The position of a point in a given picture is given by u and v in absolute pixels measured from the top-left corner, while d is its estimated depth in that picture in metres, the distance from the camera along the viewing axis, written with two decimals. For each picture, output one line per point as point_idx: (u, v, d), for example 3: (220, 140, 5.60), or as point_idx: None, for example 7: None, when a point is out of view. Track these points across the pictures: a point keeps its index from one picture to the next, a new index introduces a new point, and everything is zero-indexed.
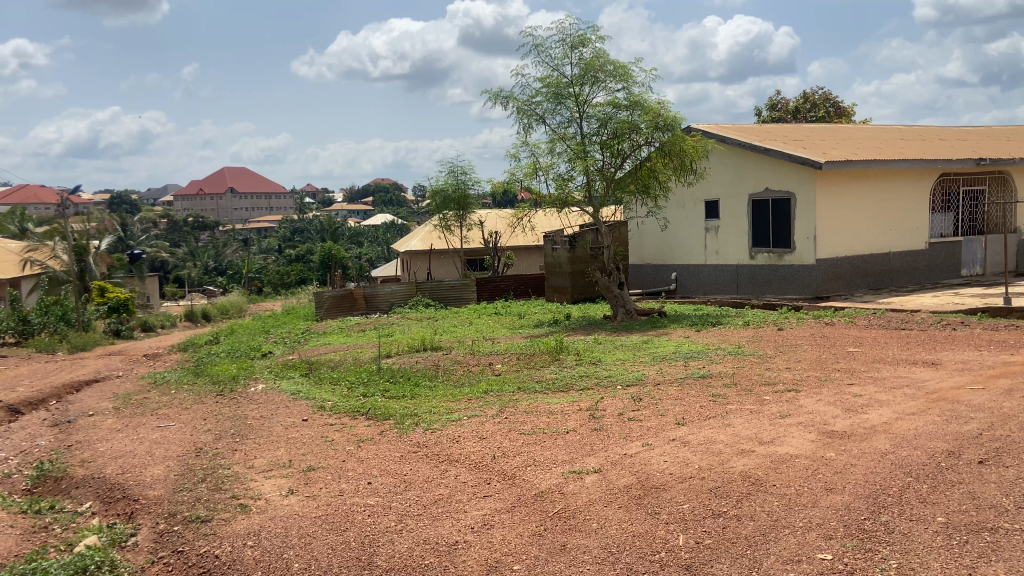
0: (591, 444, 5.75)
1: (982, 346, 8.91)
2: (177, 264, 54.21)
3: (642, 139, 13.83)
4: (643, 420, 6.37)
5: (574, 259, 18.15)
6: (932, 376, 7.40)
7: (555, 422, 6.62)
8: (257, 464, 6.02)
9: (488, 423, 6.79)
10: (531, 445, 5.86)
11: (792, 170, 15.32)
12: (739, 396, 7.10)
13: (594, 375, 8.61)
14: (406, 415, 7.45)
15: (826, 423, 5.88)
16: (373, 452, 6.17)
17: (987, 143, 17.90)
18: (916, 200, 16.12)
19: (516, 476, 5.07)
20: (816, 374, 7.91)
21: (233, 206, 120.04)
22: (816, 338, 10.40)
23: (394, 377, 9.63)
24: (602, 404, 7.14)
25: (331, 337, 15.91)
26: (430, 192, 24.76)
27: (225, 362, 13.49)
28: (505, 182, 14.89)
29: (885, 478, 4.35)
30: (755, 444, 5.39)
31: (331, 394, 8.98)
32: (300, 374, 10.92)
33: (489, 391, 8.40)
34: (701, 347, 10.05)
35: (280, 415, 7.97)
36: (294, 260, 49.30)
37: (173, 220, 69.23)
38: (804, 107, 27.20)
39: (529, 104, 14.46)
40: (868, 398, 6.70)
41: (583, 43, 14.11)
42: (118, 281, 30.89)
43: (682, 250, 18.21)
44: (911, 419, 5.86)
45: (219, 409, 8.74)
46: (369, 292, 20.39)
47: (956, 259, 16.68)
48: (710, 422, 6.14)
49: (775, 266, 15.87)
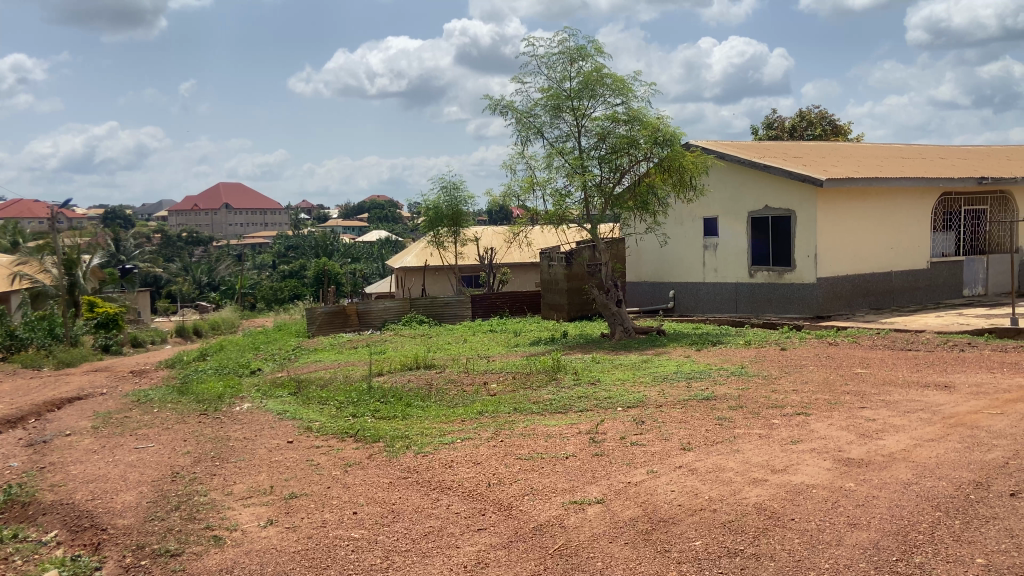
0: (592, 470, 5.42)
1: (994, 368, 8.61)
2: (169, 279, 53.79)
3: (642, 154, 13.59)
4: (647, 445, 6.04)
5: (571, 276, 17.83)
6: (947, 400, 7.07)
7: (554, 446, 6.27)
8: (235, 491, 5.68)
9: (482, 447, 6.46)
10: (529, 471, 5.52)
11: (792, 188, 15.10)
12: (746, 419, 6.77)
13: (593, 396, 8.26)
14: (397, 438, 7.11)
15: (841, 450, 5.55)
16: (360, 477, 5.82)
17: (987, 162, 17.72)
18: (918, 219, 15.89)
19: (513, 506, 4.72)
20: (825, 396, 7.58)
21: (227, 222, 119.74)
22: (821, 359, 10.08)
23: (385, 396, 9.28)
24: (602, 427, 6.80)
25: (322, 354, 15.55)
26: (422, 209, 24.37)
27: (211, 379, 13.12)
28: (501, 196, 14.62)
29: (914, 513, 4.01)
30: (768, 473, 5.05)
31: (319, 415, 8.62)
32: (288, 392, 10.57)
33: (484, 411, 8.07)
34: (703, 367, 9.73)
35: (264, 437, 7.60)
36: (287, 276, 48.92)
37: (166, 235, 68.88)
38: (801, 125, 27.10)
39: (528, 116, 14.21)
40: (882, 423, 6.37)
41: (583, 56, 13.90)
42: (108, 297, 30.48)
43: (680, 267, 17.93)
44: (930, 446, 5.52)
45: (201, 429, 8.37)
46: (361, 308, 20.06)
47: (958, 278, 16.44)
48: (717, 448, 5.80)
49: (774, 284, 15.58)
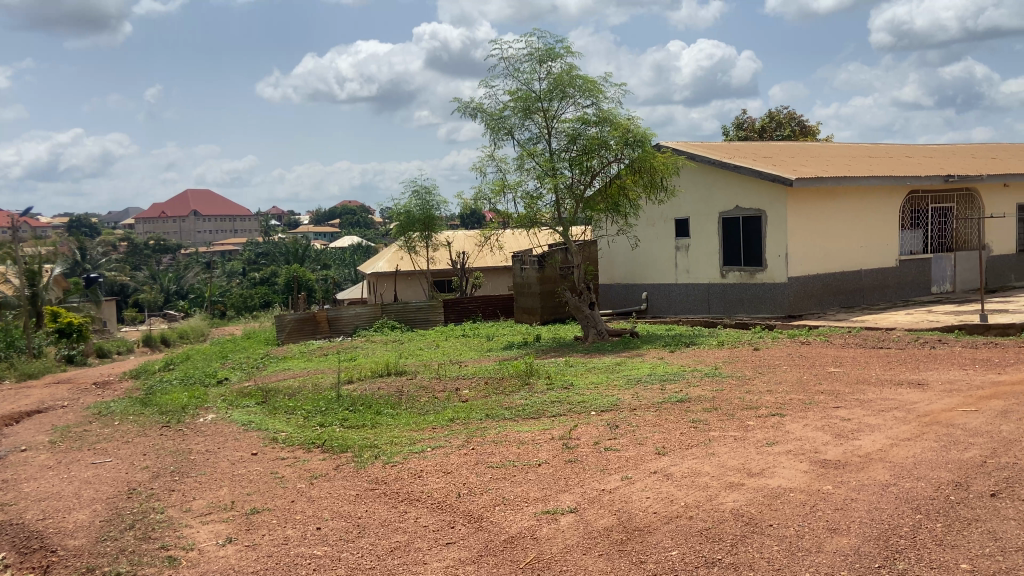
0: (565, 478, 5.26)
1: (966, 365, 8.62)
2: (136, 288, 52.81)
3: (612, 156, 13.52)
4: (621, 450, 5.90)
5: (544, 279, 17.71)
6: (921, 398, 7.03)
7: (526, 453, 6.11)
8: (194, 508, 5.48)
9: (453, 455, 6.28)
10: (500, 480, 5.35)
11: (762, 188, 15.11)
12: (720, 422, 6.67)
13: (566, 401, 8.12)
14: (365, 447, 6.92)
15: (817, 451, 5.46)
16: (325, 490, 5.62)
17: (953, 161, 17.93)
18: (886, 218, 16.00)
19: (483, 518, 4.55)
20: (799, 396, 7.51)
21: (195, 229, 118.19)
22: (794, 358, 10.04)
23: (355, 404, 9.05)
24: (575, 433, 6.65)
25: (291, 362, 15.25)
26: (393, 214, 24.11)
27: (176, 390, 12.77)
28: (472, 199, 14.46)
29: (893, 516, 3.91)
30: (744, 476, 4.94)
31: (285, 425, 8.38)
32: (254, 402, 10.29)
33: (455, 418, 7.90)
34: (677, 368, 9.64)
35: (227, 449, 7.35)
36: (258, 283, 48.23)
37: (132, 243, 67.67)
38: (770, 126, 27.31)
39: (498, 118, 14.07)
40: (857, 422, 6.30)
41: (552, 57, 13.80)
42: (72, 307, 29.77)
43: (652, 269, 17.90)
44: (906, 446, 5.46)
45: (162, 443, 8.09)
46: (332, 314, 19.75)
47: (926, 276, 16.56)
48: (692, 451, 5.68)
49: (746, 284, 15.60)
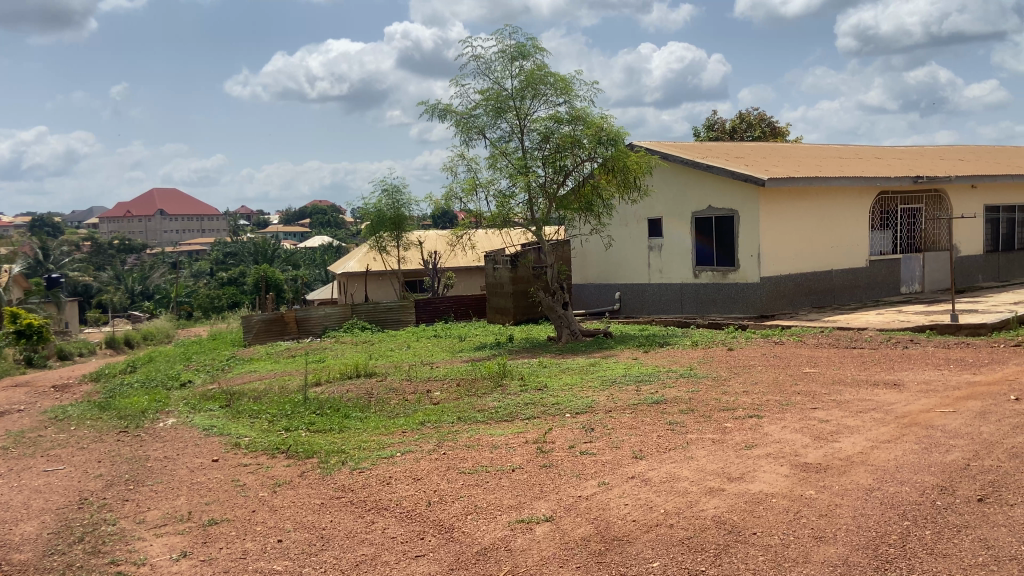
0: (539, 484, 5.06)
1: (941, 365, 8.59)
2: (100, 288, 51.67)
3: (585, 154, 13.37)
4: (597, 454, 5.72)
5: (516, 279, 17.52)
6: (898, 398, 6.95)
7: (499, 457, 5.91)
8: (148, 519, 5.21)
9: (423, 460, 6.06)
10: (472, 487, 5.14)
11: (734, 188, 15.07)
12: (698, 423, 6.52)
13: (540, 403, 7.93)
14: (333, 452, 6.68)
15: (797, 454, 5.33)
16: (289, 499, 5.38)
17: (921, 162, 18.08)
18: (857, 218, 16.06)
19: (455, 528, 4.34)
20: (776, 397, 7.40)
21: (162, 229, 116.26)
22: (768, 358, 9.96)
23: (322, 408, 8.78)
24: (549, 436, 6.46)
25: (258, 364, 14.89)
26: (364, 213, 23.76)
27: (136, 394, 12.36)
28: (444, 199, 14.23)
29: (880, 523, 3.78)
30: (724, 481, 4.79)
31: (249, 429, 8.09)
32: (218, 405, 9.97)
33: (426, 421, 7.67)
34: (652, 369, 9.51)
35: (187, 456, 7.05)
36: (226, 283, 47.42)
37: (96, 243, 66.23)
38: (741, 127, 27.41)
39: (469, 116, 13.86)
40: (836, 424, 6.19)
41: (524, 55, 13.61)
42: (33, 308, 28.97)
43: (625, 269, 17.82)
44: (887, 448, 5.35)
45: (120, 449, 7.76)
46: (301, 315, 19.39)
47: (895, 276, 16.65)
48: (670, 455, 5.52)
49: (718, 284, 15.56)
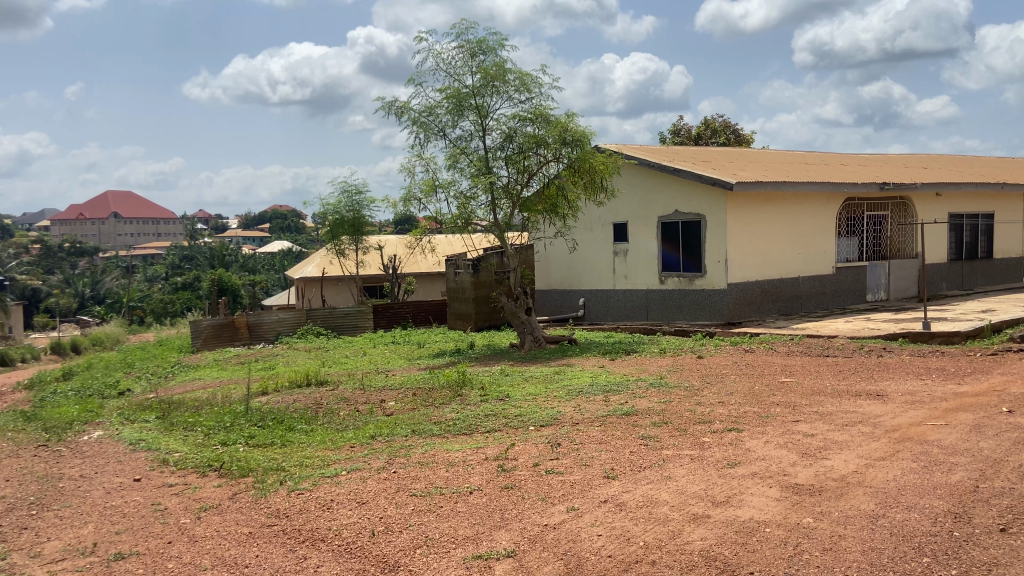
0: (500, 510, 4.47)
1: (922, 374, 8.22)
2: (47, 291, 49.63)
3: (550, 154, 12.81)
4: (564, 474, 5.14)
5: (478, 284, 16.92)
6: (883, 410, 6.53)
7: (456, 477, 5.29)
8: (45, 552, 4.47)
9: (372, 480, 5.43)
10: (424, 513, 4.52)
11: (701, 192, 14.68)
12: (673, 438, 5.98)
13: (502, 415, 7.32)
14: (271, 471, 6.01)
15: (786, 474, 4.81)
16: (213, 527, 4.70)
17: (887, 169, 17.95)
18: (823, 225, 15.79)
19: (401, 565, 3.73)
20: (754, 409, 6.89)
21: (116, 232, 113.16)
22: (741, 367, 9.49)
23: (264, 420, 8.05)
24: (512, 452, 5.86)
25: (203, 372, 14.05)
26: (321, 214, 22.94)
27: (66, 403, 11.41)
28: (401, 200, 13.59)
29: (895, 562, 3.37)
30: (709, 506, 4.25)
31: (181, 444, 7.32)
32: (154, 416, 9.18)
33: (377, 435, 7.02)
34: (620, 378, 8.96)
35: (106, 474, 6.27)
36: (180, 288, 45.86)
37: (44, 245, 63.80)
38: (706, 133, 27.25)
39: (427, 114, 13.24)
40: (823, 439, 5.70)
41: (485, 51, 13.05)
42: None
43: (590, 274, 17.35)
44: (884, 467, 4.89)
45: (33, 465, 6.93)
46: (252, 320, 18.50)
47: (862, 284, 16.40)
48: (646, 475, 4.96)
49: (685, 291, 15.13)
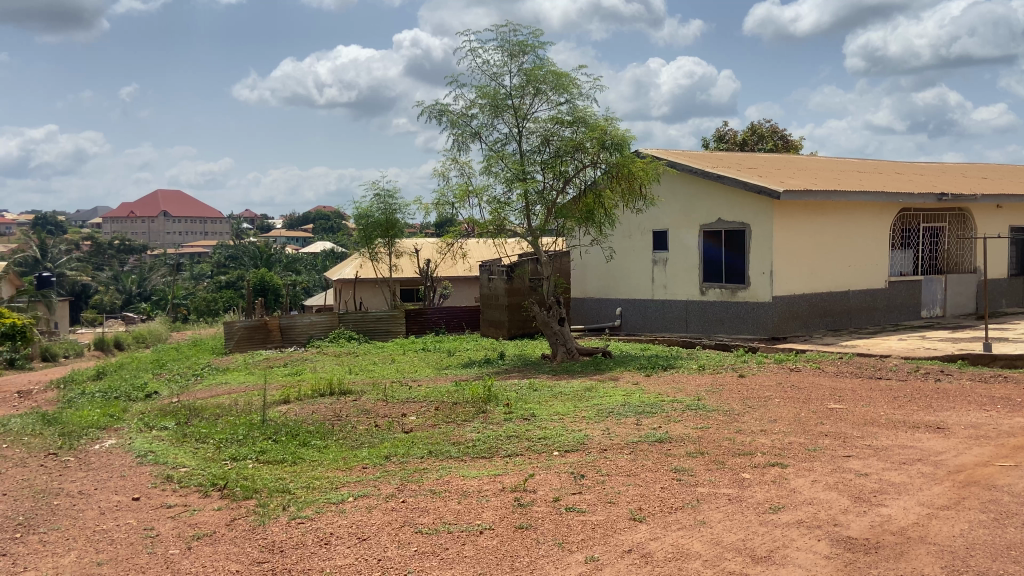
0: (511, 556, 4.00)
1: (986, 403, 7.53)
2: (97, 289, 50.72)
3: (588, 159, 12.31)
4: (585, 512, 4.66)
5: (511, 291, 16.49)
6: (943, 446, 5.90)
7: (468, 511, 4.84)
8: None
9: (378, 510, 5.01)
10: (428, 556, 4.09)
11: (746, 200, 14.03)
12: (710, 472, 5.44)
13: (524, 437, 6.85)
14: (276, 493, 5.63)
15: (837, 523, 4.25)
16: (201, 561, 4.33)
17: (944, 179, 17.03)
18: (875, 236, 14.99)
19: None
20: (800, 440, 6.30)
21: (165, 231, 115.57)
22: (785, 389, 8.86)
23: (280, 433, 7.71)
24: (531, 483, 5.39)
25: (230, 375, 13.85)
26: (355, 218, 22.77)
27: (90, 406, 11.26)
28: (434, 204, 13.20)
29: None
30: (747, 564, 3.74)
31: (189, 457, 7.01)
32: (171, 424, 8.91)
33: (392, 454, 6.62)
34: (655, 398, 8.41)
35: (106, 491, 5.97)
36: (224, 287, 46.39)
37: (96, 243, 65.33)
38: (751, 139, 26.45)
39: (464, 116, 12.86)
40: (878, 479, 5.12)
41: (524, 51, 12.61)
42: (22, 307, 28.06)
43: (627, 283, 16.77)
44: (948, 518, 4.30)
45: (37, 477, 6.67)
46: (284, 322, 18.30)
47: (916, 299, 15.54)
48: (677, 518, 4.45)
49: (727, 303, 14.47)
